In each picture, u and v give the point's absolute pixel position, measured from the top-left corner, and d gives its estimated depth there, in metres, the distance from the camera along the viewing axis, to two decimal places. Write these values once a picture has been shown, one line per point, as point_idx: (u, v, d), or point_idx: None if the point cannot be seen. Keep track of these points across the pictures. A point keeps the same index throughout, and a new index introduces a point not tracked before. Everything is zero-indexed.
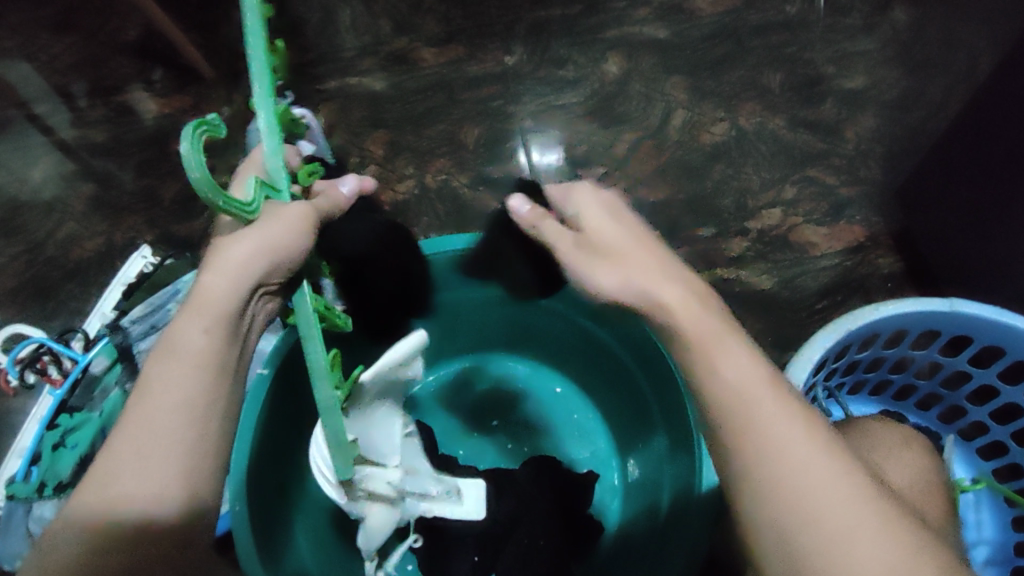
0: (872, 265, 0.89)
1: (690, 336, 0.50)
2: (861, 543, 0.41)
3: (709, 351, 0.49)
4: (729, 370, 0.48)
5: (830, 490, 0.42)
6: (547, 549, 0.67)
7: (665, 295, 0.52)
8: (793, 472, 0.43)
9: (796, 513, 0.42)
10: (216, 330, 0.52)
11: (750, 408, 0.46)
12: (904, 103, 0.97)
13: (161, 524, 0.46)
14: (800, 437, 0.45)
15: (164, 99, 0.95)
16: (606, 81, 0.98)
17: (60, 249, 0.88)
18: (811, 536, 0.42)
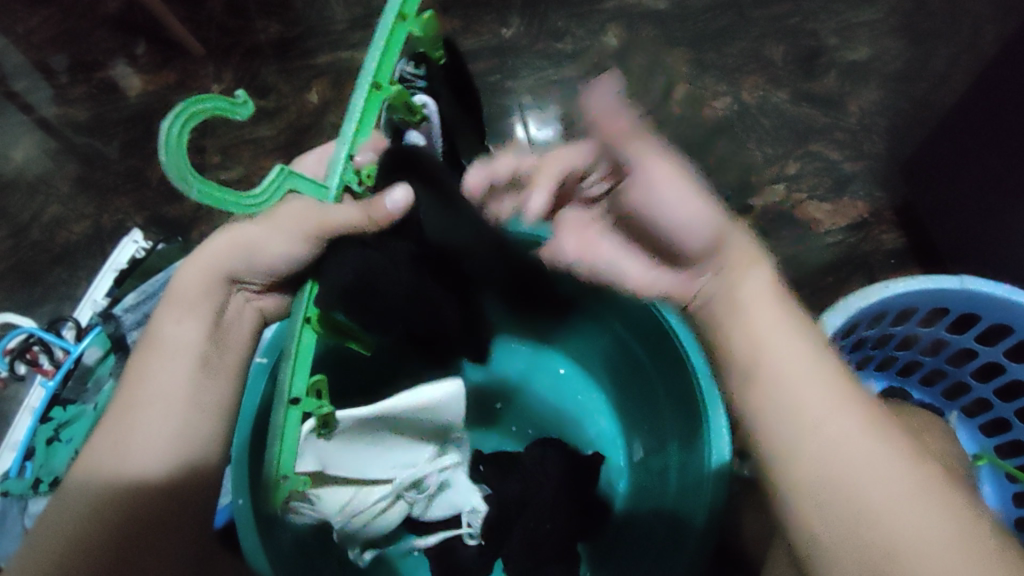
0: (875, 241, 0.88)
1: (750, 282, 0.46)
2: (907, 509, 0.39)
3: (766, 307, 0.45)
4: (776, 326, 0.45)
5: (875, 456, 0.40)
6: (554, 532, 0.67)
7: (736, 238, 0.47)
8: (828, 431, 0.42)
9: (835, 475, 0.41)
10: (188, 322, 0.54)
11: (796, 367, 0.43)
12: (907, 75, 0.95)
13: (129, 504, 0.47)
14: (840, 397, 0.42)
15: (148, 74, 0.90)
16: (605, 54, 0.95)
17: (46, 233, 0.86)
18: (856, 500, 0.40)
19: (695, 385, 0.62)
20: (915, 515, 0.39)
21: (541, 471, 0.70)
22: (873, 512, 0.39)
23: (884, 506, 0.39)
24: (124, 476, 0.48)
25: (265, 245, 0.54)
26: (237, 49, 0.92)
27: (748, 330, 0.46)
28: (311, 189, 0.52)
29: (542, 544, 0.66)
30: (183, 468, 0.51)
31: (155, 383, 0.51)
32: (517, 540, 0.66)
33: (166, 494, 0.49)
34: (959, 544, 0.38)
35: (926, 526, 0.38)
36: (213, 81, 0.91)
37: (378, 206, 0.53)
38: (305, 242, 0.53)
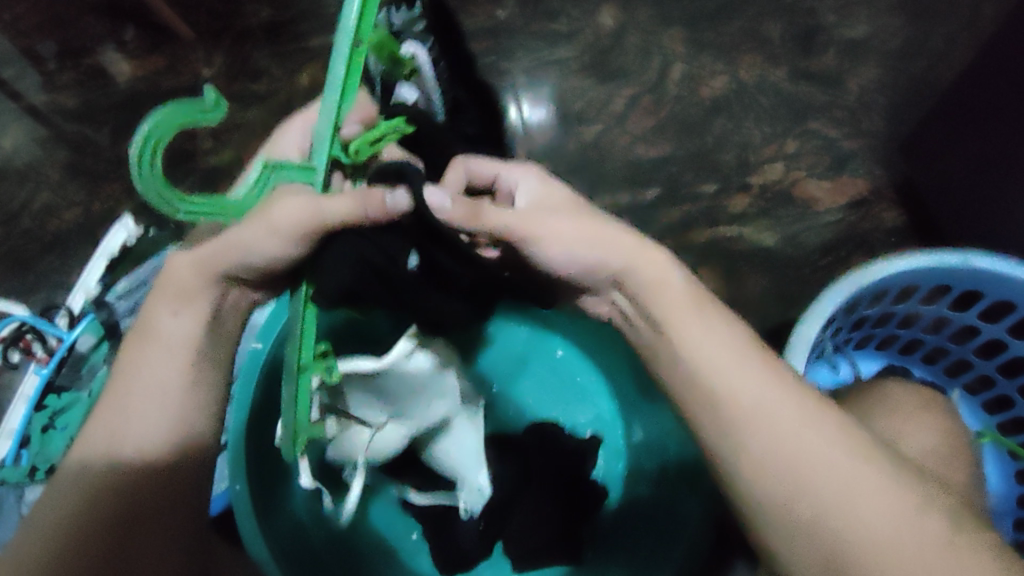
0: (875, 220, 0.87)
1: (669, 292, 0.51)
2: (856, 497, 0.41)
3: (685, 312, 0.49)
4: (706, 342, 0.48)
5: (813, 451, 0.43)
6: (554, 514, 0.67)
7: (645, 258, 0.52)
8: (773, 437, 0.44)
9: (787, 478, 0.43)
10: (184, 313, 0.52)
11: (733, 383, 0.46)
12: (907, 51, 0.94)
13: (119, 498, 0.47)
14: (780, 402, 0.45)
15: (138, 60, 0.89)
16: (601, 34, 0.94)
17: (36, 221, 0.84)
18: (806, 501, 0.42)
19: None
20: (863, 502, 0.41)
21: (542, 455, 0.71)
22: (827, 507, 0.41)
23: (836, 498, 0.41)
24: (120, 466, 0.47)
25: (252, 244, 0.49)
26: (227, 33, 0.91)
27: (683, 350, 0.49)
28: (299, 174, 0.46)
29: (542, 526, 0.66)
30: (180, 460, 0.50)
31: (151, 376, 0.50)
32: (517, 524, 0.66)
33: (156, 486, 0.48)
34: (906, 521, 0.40)
35: (875, 509, 0.41)
36: (203, 65, 0.90)
37: (376, 200, 0.49)
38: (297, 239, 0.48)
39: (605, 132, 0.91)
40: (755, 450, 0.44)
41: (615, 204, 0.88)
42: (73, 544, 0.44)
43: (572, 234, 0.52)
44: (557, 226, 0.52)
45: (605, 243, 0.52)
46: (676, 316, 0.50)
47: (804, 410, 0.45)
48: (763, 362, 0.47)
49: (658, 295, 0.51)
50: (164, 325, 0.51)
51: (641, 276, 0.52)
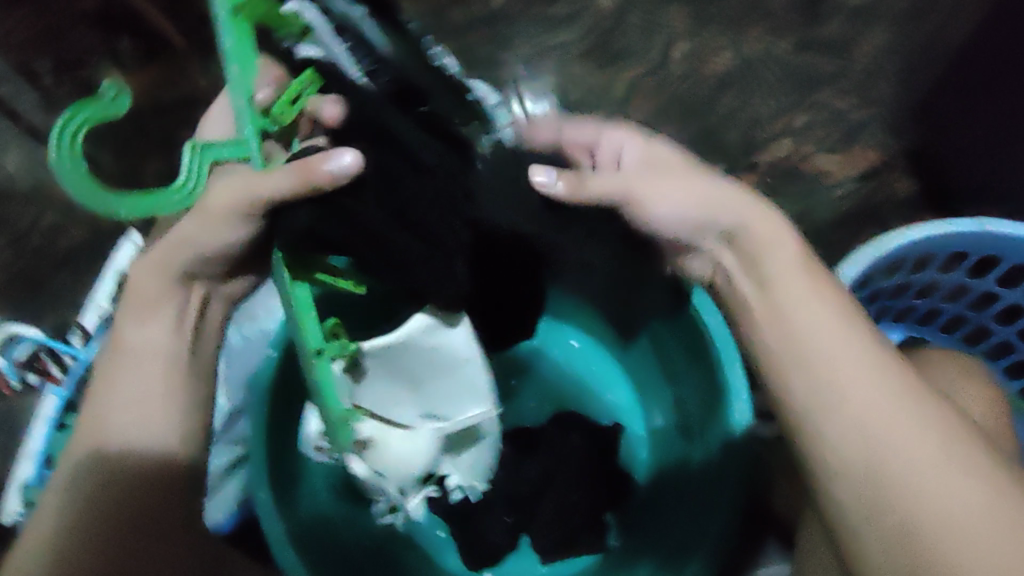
0: (888, 190, 0.86)
1: (780, 267, 0.53)
2: (937, 485, 0.43)
3: (793, 275, 0.52)
4: (813, 316, 0.50)
5: (901, 421, 0.45)
6: (580, 503, 0.68)
7: (768, 251, 0.53)
8: (868, 415, 0.46)
9: (874, 456, 0.45)
10: (151, 322, 0.52)
11: (832, 358, 0.48)
12: (917, 14, 0.92)
13: (110, 508, 0.49)
14: (878, 385, 0.47)
15: (133, 71, 0.88)
16: (601, 16, 0.92)
17: (46, 240, 0.84)
18: (889, 480, 0.44)
19: (712, 351, 0.61)
20: (944, 489, 0.43)
21: (562, 444, 0.71)
22: (908, 490, 0.44)
23: (919, 483, 0.44)
24: (114, 482, 0.49)
25: (209, 233, 0.50)
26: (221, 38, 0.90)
27: (778, 317, 0.52)
28: (230, 151, 0.47)
29: (569, 517, 0.68)
30: (169, 469, 0.52)
31: (130, 393, 0.51)
32: (544, 514, 0.68)
33: (146, 493, 0.50)
34: (980, 518, 0.42)
35: (952, 499, 0.43)
36: (200, 75, 0.89)
37: (319, 170, 0.47)
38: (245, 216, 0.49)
39: (610, 116, 0.89)
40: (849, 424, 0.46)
41: None
42: (80, 562, 0.47)
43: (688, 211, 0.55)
44: (679, 195, 0.55)
45: (728, 223, 0.54)
46: (788, 291, 0.52)
47: (901, 395, 0.47)
48: (867, 343, 0.49)
49: (774, 280, 0.53)
50: (137, 340, 0.52)
51: (753, 242, 0.54)
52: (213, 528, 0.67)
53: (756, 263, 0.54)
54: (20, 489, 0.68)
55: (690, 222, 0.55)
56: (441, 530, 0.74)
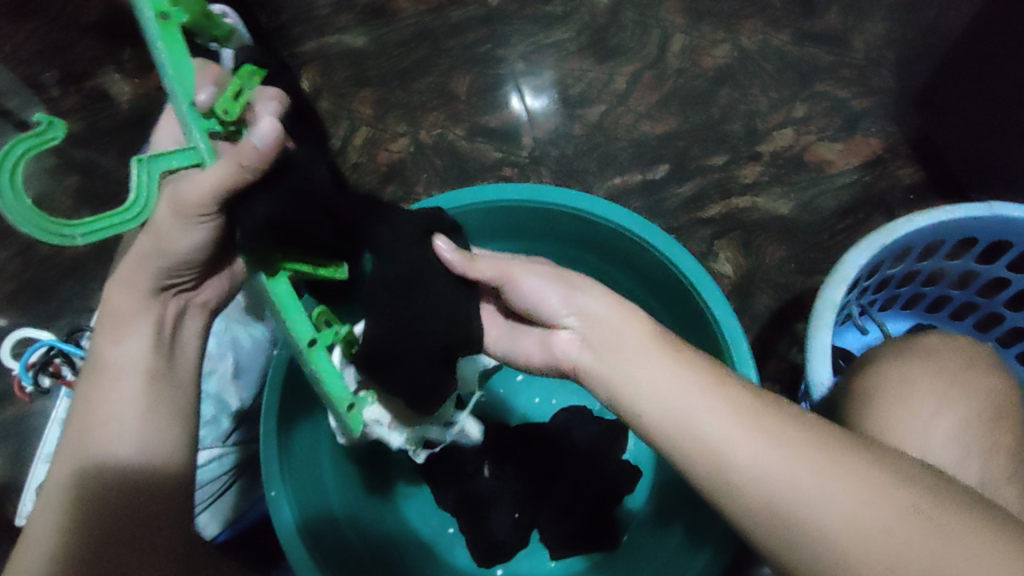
0: (891, 177, 0.85)
1: (627, 333, 0.46)
2: (830, 490, 0.37)
3: (647, 347, 0.45)
4: (655, 378, 0.44)
5: (778, 461, 0.39)
6: (585, 496, 0.69)
7: (608, 317, 0.47)
8: (734, 456, 0.40)
9: (761, 495, 0.39)
10: (128, 340, 0.52)
11: (686, 416, 0.42)
12: (911, 4, 0.92)
13: (110, 516, 0.48)
14: (729, 419, 0.41)
15: (139, 78, 0.91)
16: (596, 12, 0.93)
17: (55, 247, 0.85)
18: (786, 514, 0.38)
19: (723, 347, 0.61)
20: (840, 487, 0.37)
21: (567, 442, 0.72)
22: (809, 511, 0.37)
23: (815, 496, 0.37)
24: (111, 485, 0.49)
25: (165, 247, 0.49)
26: None
27: (640, 386, 0.44)
28: (179, 158, 0.45)
29: (574, 509, 0.68)
30: (166, 468, 0.52)
31: (116, 408, 0.51)
32: (549, 510, 0.69)
33: (144, 498, 0.50)
34: (880, 505, 0.36)
35: (849, 496, 0.37)
36: None
37: (244, 147, 0.42)
38: (193, 225, 0.47)
39: (609, 111, 0.90)
40: (733, 481, 0.40)
41: (624, 183, 0.87)
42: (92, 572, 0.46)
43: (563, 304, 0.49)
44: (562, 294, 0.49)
45: (579, 306, 0.48)
46: (628, 349, 0.45)
47: (756, 418, 0.41)
48: (699, 377, 0.44)
49: (611, 346, 0.46)
50: (117, 356, 0.52)
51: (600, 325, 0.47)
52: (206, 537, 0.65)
53: (607, 340, 0.46)
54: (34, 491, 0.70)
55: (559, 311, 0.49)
56: (451, 527, 0.74)
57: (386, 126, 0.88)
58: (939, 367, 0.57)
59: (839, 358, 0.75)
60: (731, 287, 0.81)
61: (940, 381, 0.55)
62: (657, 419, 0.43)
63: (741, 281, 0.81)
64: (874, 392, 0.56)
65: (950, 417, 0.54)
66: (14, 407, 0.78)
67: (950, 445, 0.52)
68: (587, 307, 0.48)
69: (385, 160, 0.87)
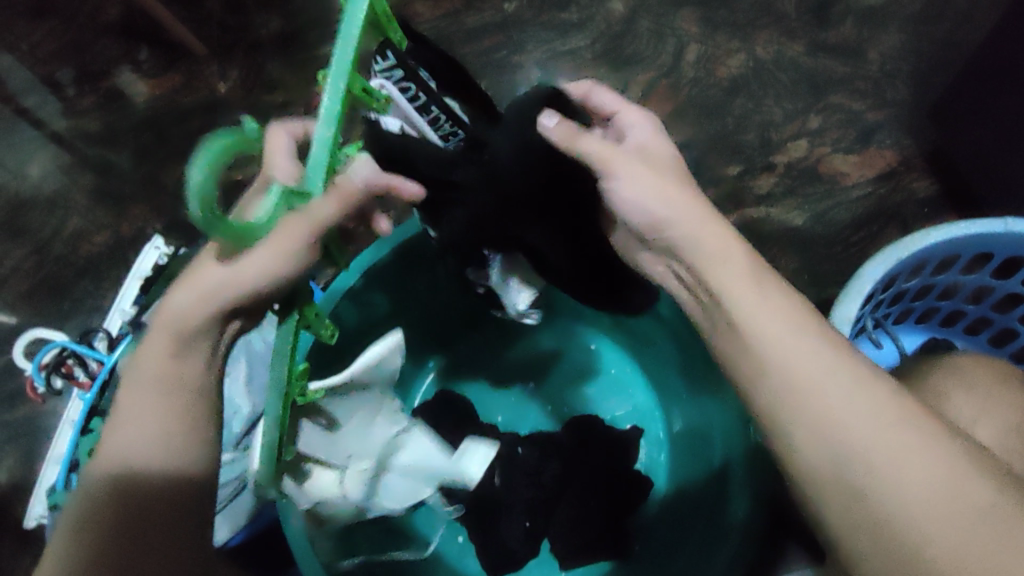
0: (906, 190, 0.85)
1: (733, 267, 0.47)
2: (905, 449, 0.38)
3: (749, 276, 0.46)
4: (765, 298, 0.45)
5: (874, 429, 0.39)
6: (597, 506, 0.68)
7: (707, 224, 0.49)
8: (826, 387, 0.41)
9: (838, 427, 0.40)
10: (188, 358, 0.49)
11: (788, 334, 0.43)
12: (927, 16, 0.92)
13: (139, 529, 0.45)
14: (827, 358, 0.42)
15: (155, 79, 0.89)
16: (612, 20, 0.93)
17: (69, 247, 0.84)
18: (853, 451, 0.39)
19: None
20: (916, 450, 0.38)
21: (582, 451, 0.71)
22: (879, 457, 0.38)
23: (890, 448, 0.38)
24: (134, 495, 0.46)
25: (258, 260, 0.47)
26: (239, 46, 0.90)
27: (745, 298, 0.46)
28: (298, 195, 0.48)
29: (587, 518, 0.68)
30: (185, 474, 0.48)
31: (153, 424, 0.47)
32: (561, 518, 0.68)
33: (175, 513, 0.47)
34: (951, 476, 0.37)
35: (923, 460, 0.38)
36: (218, 80, 0.90)
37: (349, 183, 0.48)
38: (299, 250, 0.47)
39: None
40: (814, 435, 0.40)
41: None
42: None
43: (624, 157, 0.52)
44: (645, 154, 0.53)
45: (657, 164, 0.53)
46: (738, 260, 0.47)
47: (854, 363, 0.42)
48: (811, 318, 0.45)
49: (711, 259, 0.48)
50: (167, 369, 0.48)
51: (700, 248, 0.49)
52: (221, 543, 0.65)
53: (691, 238, 0.49)
54: (46, 492, 0.71)
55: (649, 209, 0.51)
56: (460, 536, 0.75)
57: None
58: (958, 384, 0.56)
59: None
60: None
61: (957, 397, 0.55)
62: (752, 327, 0.45)
63: None
64: None
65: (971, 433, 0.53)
66: (26, 407, 0.78)
67: None
68: (655, 172, 0.52)
69: None
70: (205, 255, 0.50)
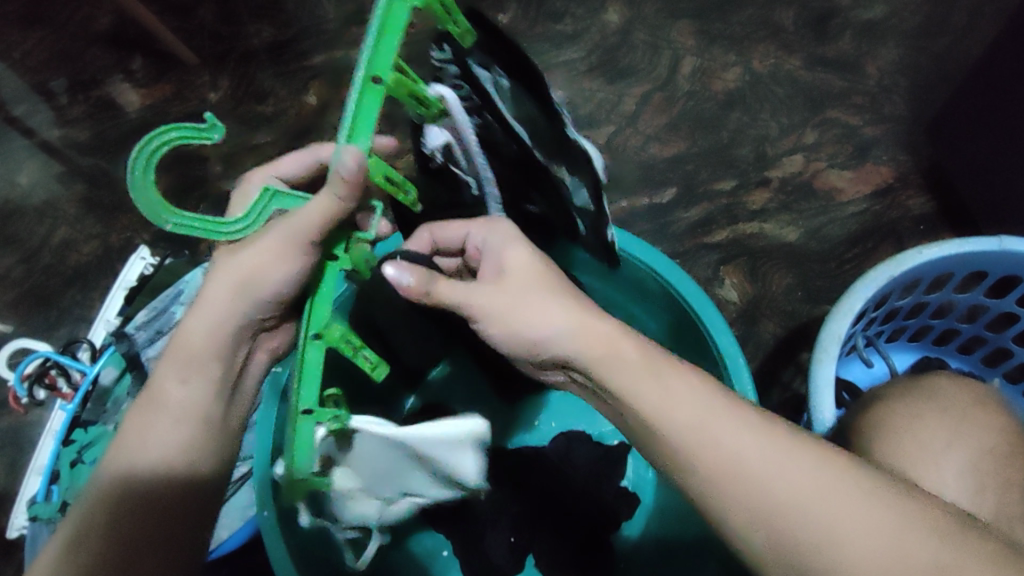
0: (902, 207, 0.84)
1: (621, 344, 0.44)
2: (856, 519, 0.36)
3: (644, 360, 0.43)
4: (670, 388, 0.42)
5: (816, 494, 0.37)
6: (583, 523, 0.68)
7: (582, 324, 0.45)
8: (759, 473, 0.38)
9: (778, 517, 0.37)
10: (194, 380, 0.48)
11: (707, 419, 0.40)
12: (926, 30, 0.92)
13: (138, 535, 0.42)
14: (755, 435, 0.39)
15: (146, 89, 0.90)
16: (607, 33, 0.93)
17: (57, 256, 0.84)
18: (803, 543, 0.36)
19: (720, 366, 0.61)
20: (866, 519, 0.36)
21: (568, 467, 0.70)
22: (824, 537, 0.36)
23: (838, 524, 0.36)
24: (139, 500, 0.44)
25: (264, 266, 0.48)
26: (231, 56, 0.92)
27: (652, 392, 0.42)
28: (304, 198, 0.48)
29: (570, 536, 0.67)
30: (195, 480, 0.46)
31: (162, 442, 0.46)
32: (544, 538, 0.67)
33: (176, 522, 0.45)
34: (906, 540, 0.35)
35: (874, 526, 0.36)
36: (210, 90, 0.91)
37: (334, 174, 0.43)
38: (298, 254, 0.46)
39: (618, 132, 0.89)
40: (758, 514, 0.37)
41: (631, 206, 0.85)
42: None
43: (485, 296, 0.46)
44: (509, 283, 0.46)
45: (519, 281, 0.46)
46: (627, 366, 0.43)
47: (780, 437, 0.40)
48: (719, 397, 0.42)
49: (601, 359, 0.44)
50: (176, 394, 0.47)
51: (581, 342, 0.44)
52: (208, 555, 0.65)
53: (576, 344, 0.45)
54: (26, 503, 0.70)
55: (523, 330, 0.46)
56: (445, 551, 0.72)
57: None
58: (946, 407, 0.55)
59: (842, 391, 0.72)
60: (736, 313, 0.80)
61: (947, 422, 0.54)
62: (665, 427, 0.41)
63: (747, 307, 0.80)
64: (873, 426, 0.55)
65: (952, 454, 0.52)
66: (12, 417, 0.79)
67: (961, 486, 0.51)
68: (517, 294, 0.46)
69: None
70: (211, 273, 0.51)
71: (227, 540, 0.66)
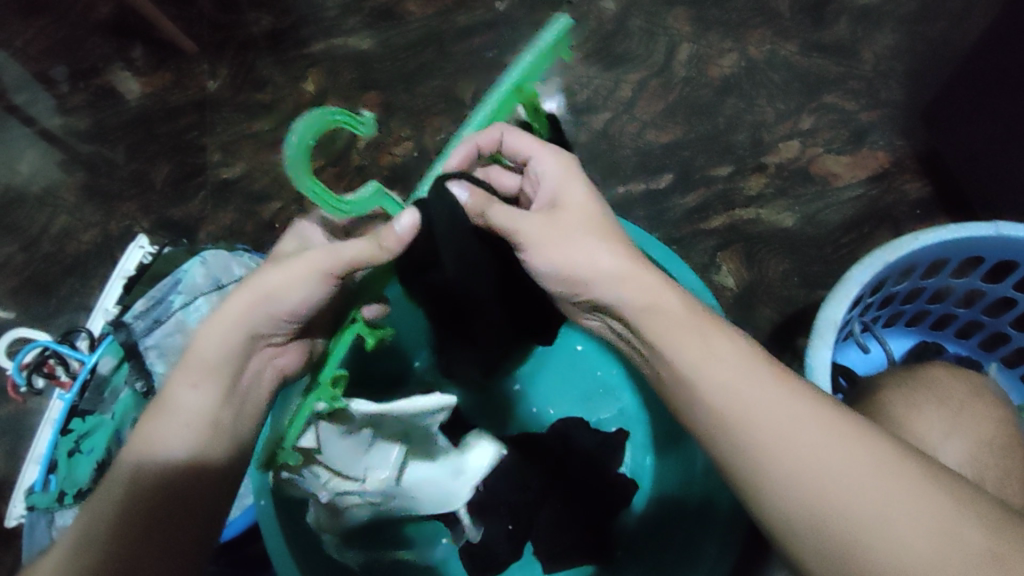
0: (899, 192, 0.84)
1: (658, 304, 0.47)
2: (867, 469, 0.38)
3: (678, 328, 0.45)
4: (711, 356, 0.44)
5: (835, 453, 0.39)
6: (580, 519, 0.68)
7: (632, 278, 0.48)
8: (771, 425, 0.40)
9: (788, 467, 0.39)
10: (210, 389, 0.49)
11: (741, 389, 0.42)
12: (922, 15, 0.91)
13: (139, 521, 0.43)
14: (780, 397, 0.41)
15: (146, 77, 0.91)
16: (604, 19, 0.92)
17: (57, 244, 0.85)
18: (815, 493, 0.38)
19: None
20: (874, 467, 0.38)
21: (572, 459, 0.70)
22: (840, 489, 0.38)
23: (851, 475, 0.38)
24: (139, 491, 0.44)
25: (290, 284, 0.49)
26: (229, 44, 0.92)
27: (692, 356, 0.44)
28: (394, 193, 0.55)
29: (568, 528, 0.67)
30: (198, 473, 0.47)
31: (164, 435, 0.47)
32: (543, 523, 0.68)
33: (179, 509, 0.45)
34: (914, 493, 0.37)
35: (882, 474, 0.38)
36: (208, 78, 0.91)
37: (386, 235, 0.48)
38: (325, 284, 0.49)
39: (614, 119, 0.89)
40: (776, 481, 0.40)
41: (628, 192, 0.85)
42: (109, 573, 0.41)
43: (534, 225, 0.50)
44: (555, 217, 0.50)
45: (561, 215, 0.50)
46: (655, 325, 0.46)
47: (800, 396, 0.42)
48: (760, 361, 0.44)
49: (651, 314, 0.47)
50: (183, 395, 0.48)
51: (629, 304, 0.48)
52: (217, 539, 0.66)
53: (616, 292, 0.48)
54: (25, 491, 0.70)
55: (559, 260, 0.49)
56: (444, 538, 0.71)
57: (389, 130, 0.87)
58: (938, 395, 0.55)
59: (840, 376, 0.71)
60: (733, 299, 0.80)
61: (940, 411, 0.54)
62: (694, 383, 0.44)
63: (745, 294, 0.80)
64: (873, 415, 0.55)
65: (949, 443, 0.53)
66: (12, 404, 0.80)
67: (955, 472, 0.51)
68: (557, 224, 0.50)
69: (388, 164, 0.85)
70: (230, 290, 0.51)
71: (230, 524, 0.67)
